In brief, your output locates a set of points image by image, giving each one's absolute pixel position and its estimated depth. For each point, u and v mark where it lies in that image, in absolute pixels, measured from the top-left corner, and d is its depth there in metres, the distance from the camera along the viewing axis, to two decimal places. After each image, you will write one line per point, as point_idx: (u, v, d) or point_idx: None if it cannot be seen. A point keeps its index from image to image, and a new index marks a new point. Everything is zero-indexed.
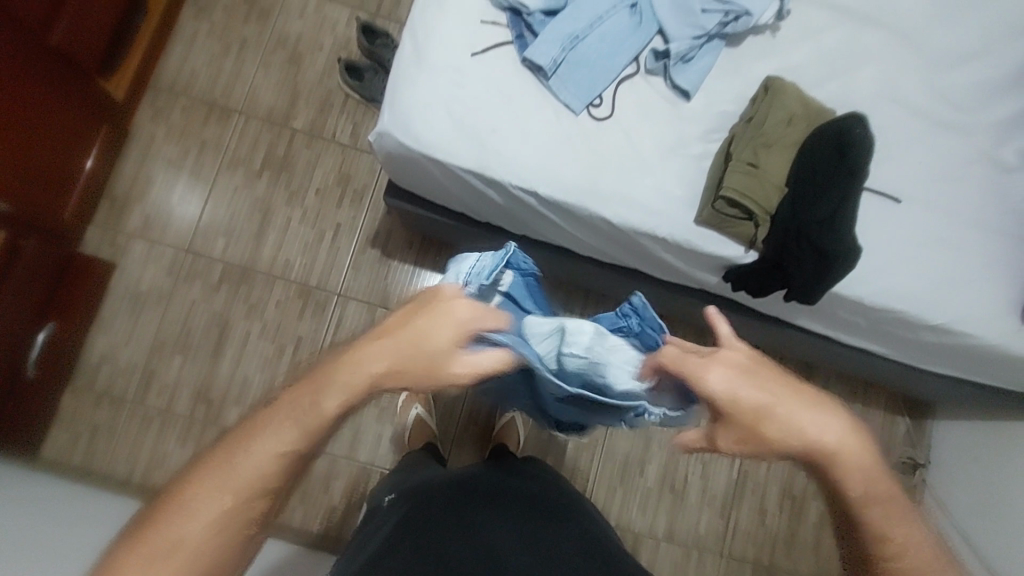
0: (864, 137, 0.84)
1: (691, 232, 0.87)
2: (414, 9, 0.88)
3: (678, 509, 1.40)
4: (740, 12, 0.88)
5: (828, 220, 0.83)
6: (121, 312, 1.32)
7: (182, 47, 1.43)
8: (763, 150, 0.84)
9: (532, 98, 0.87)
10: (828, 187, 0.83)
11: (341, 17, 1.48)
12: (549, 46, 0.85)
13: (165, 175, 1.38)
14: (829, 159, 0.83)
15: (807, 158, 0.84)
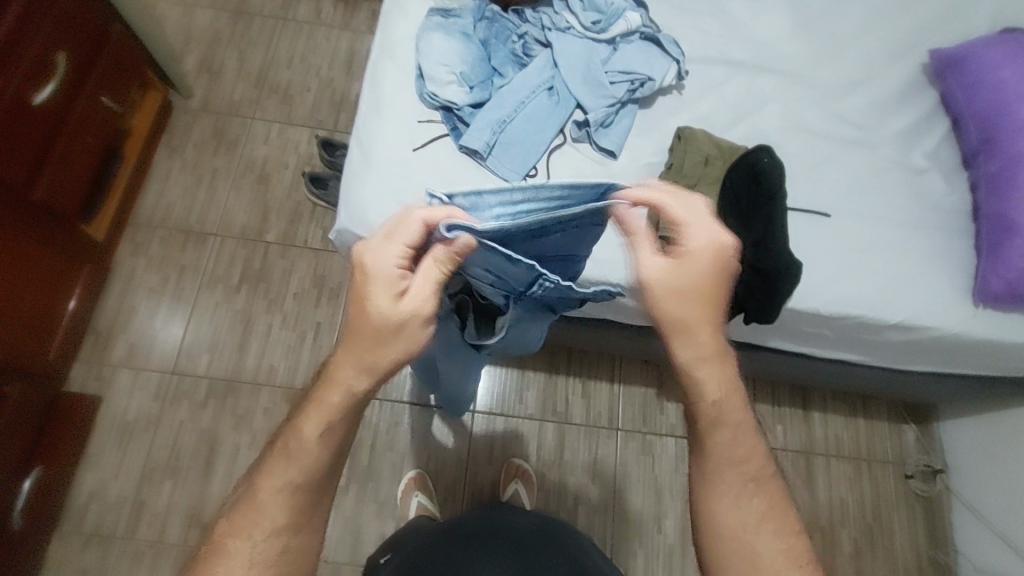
0: (773, 162, 0.88)
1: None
2: (357, 120, 0.97)
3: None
4: (644, 79, 0.99)
5: (759, 242, 0.87)
6: (110, 446, 1.33)
7: (157, 184, 1.55)
8: (688, 191, 0.91)
9: (472, 179, 0.95)
10: (756, 209, 0.88)
11: (303, 137, 1.63)
12: (481, 132, 0.94)
13: (148, 303, 1.45)
14: (747, 188, 0.89)
15: (727, 191, 0.91)
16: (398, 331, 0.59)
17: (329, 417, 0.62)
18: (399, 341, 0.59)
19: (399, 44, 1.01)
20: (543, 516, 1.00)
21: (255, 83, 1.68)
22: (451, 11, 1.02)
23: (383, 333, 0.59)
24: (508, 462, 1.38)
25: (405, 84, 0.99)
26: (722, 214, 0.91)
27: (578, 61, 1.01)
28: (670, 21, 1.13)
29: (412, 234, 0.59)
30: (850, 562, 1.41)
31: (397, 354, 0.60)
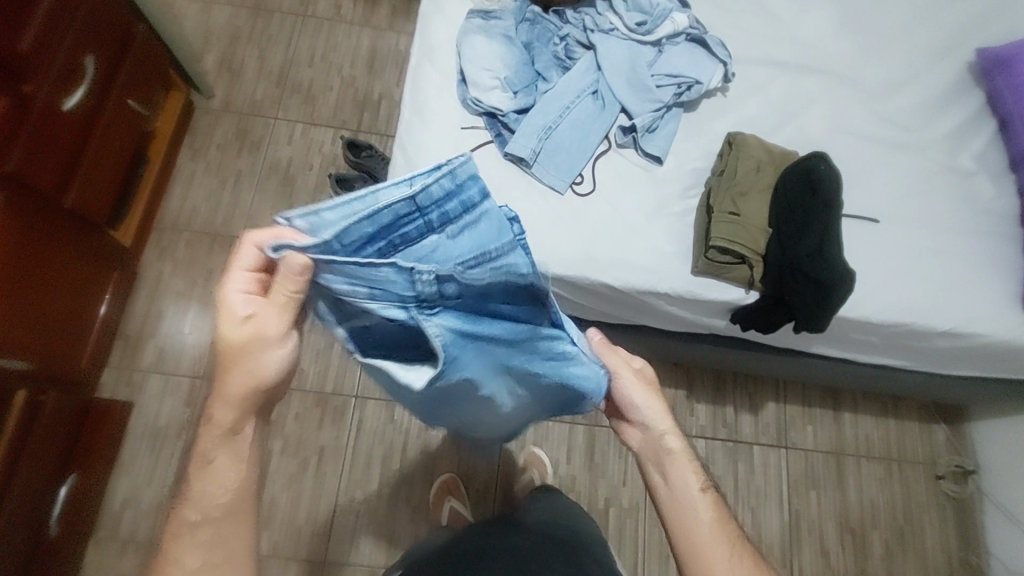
0: (829, 172, 0.88)
1: (688, 282, 0.91)
2: (400, 127, 0.95)
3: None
4: (691, 82, 0.97)
5: (815, 251, 0.85)
6: (143, 453, 1.33)
7: (181, 187, 1.53)
8: (740, 199, 0.89)
9: (518, 187, 0.93)
10: (810, 218, 0.86)
11: (327, 137, 1.62)
12: (526, 139, 0.93)
13: (176, 307, 1.43)
14: (801, 196, 0.88)
15: (780, 198, 0.89)
16: (250, 354, 0.58)
17: (207, 450, 0.61)
18: (246, 365, 0.58)
19: (439, 48, 0.99)
20: (554, 539, 0.97)
21: (276, 82, 1.66)
22: (492, 13, 0.99)
23: (239, 363, 0.58)
24: (528, 451, 1.38)
25: (448, 90, 0.97)
26: (774, 222, 0.89)
27: (623, 64, 0.98)
28: (711, 19, 1.10)
29: (257, 258, 0.57)
30: (881, 564, 1.41)
31: (247, 380, 0.59)
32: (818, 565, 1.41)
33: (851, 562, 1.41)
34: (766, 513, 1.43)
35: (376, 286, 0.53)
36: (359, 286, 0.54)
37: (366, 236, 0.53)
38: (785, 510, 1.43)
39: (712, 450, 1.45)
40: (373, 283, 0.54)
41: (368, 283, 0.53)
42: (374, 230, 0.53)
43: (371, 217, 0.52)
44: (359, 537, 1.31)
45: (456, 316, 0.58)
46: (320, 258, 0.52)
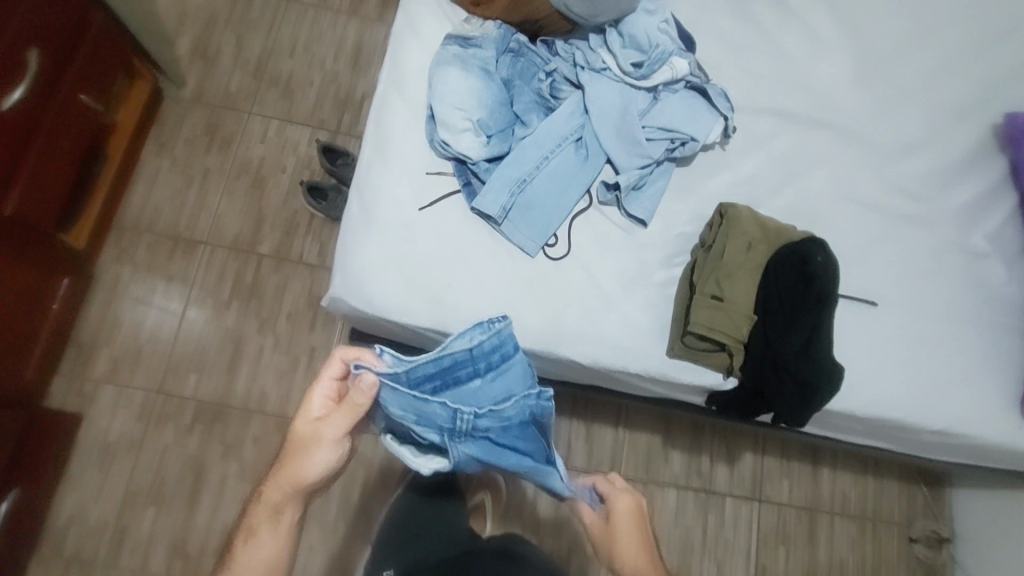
0: (826, 263, 0.80)
1: (665, 364, 0.84)
2: (359, 165, 0.86)
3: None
4: (685, 138, 0.88)
5: (800, 349, 0.78)
6: (92, 469, 1.28)
7: (145, 183, 1.44)
8: (727, 281, 0.80)
9: (484, 246, 0.85)
10: (800, 315, 0.79)
11: (303, 137, 1.52)
12: (496, 192, 0.84)
13: (133, 315, 1.36)
14: (792, 286, 0.80)
15: (771, 284, 0.81)
16: (307, 449, 0.69)
17: (254, 523, 0.70)
18: (298, 460, 0.69)
19: (409, 76, 0.89)
20: None
21: (252, 72, 1.54)
22: (471, 39, 0.89)
23: (297, 456, 0.69)
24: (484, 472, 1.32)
25: (416, 127, 0.87)
26: (762, 310, 0.81)
27: (613, 111, 0.88)
28: (714, 60, 1.00)
29: (340, 371, 0.71)
30: None
31: (294, 471, 0.69)
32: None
33: None
34: (728, 565, 1.39)
35: (426, 417, 0.73)
36: (408, 412, 0.73)
37: (424, 375, 0.73)
38: (749, 562, 1.40)
39: (682, 499, 1.41)
40: (424, 413, 0.73)
41: (413, 409, 0.73)
42: (432, 370, 0.73)
43: (435, 361, 0.73)
44: (310, 567, 1.28)
45: (474, 443, 0.75)
46: (385, 381, 0.71)
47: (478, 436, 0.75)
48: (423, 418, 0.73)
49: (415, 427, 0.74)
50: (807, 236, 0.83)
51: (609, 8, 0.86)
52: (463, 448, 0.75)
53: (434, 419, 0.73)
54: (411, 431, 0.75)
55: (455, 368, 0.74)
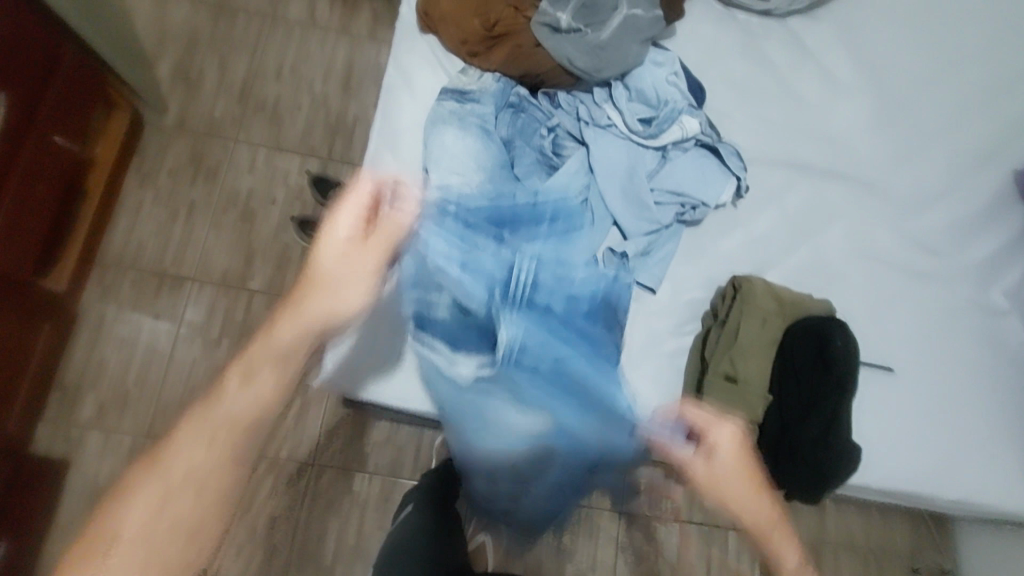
0: (846, 346, 0.77)
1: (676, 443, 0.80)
2: None
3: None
4: (695, 203, 0.84)
5: (818, 436, 0.75)
6: (77, 515, 1.20)
7: (127, 217, 1.38)
8: (739, 361, 0.77)
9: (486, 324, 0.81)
10: (821, 401, 0.75)
11: (293, 165, 1.46)
12: (478, 293, 0.76)
13: (118, 357, 1.30)
14: (809, 368, 0.77)
15: (788, 365, 0.78)
16: (330, 287, 0.68)
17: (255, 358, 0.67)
18: (324, 290, 0.68)
19: (404, 135, 0.84)
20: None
21: (238, 98, 1.48)
22: (468, 94, 0.83)
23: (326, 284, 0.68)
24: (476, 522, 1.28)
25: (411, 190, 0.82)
26: (778, 393, 0.78)
27: (620, 173, 0.84)
28: (724, 109, 0.96)
29: (368, 196, 0.69)
30: None
31: (322, 301, 0.68)
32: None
33: None
34: None
35: (482, 265, 0.77)
36: (463, 265, 0.76)
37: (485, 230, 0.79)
38: None
39: (685, 536, 1.35)
40: (479, 252, 0.77)
41: (466, 257, 0.76)
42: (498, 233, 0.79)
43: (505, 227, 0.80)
44: None
45: (523, 315, 0.76)
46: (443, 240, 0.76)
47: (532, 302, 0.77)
48: (479, 266, 0.77)
49: (464, 344, 0.76)
50: (826, 314, 0.79)
51: (614, 63, 0.83)
52: (515, 337, 0.75)
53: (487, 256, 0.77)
54: (459, 306, 0.76)
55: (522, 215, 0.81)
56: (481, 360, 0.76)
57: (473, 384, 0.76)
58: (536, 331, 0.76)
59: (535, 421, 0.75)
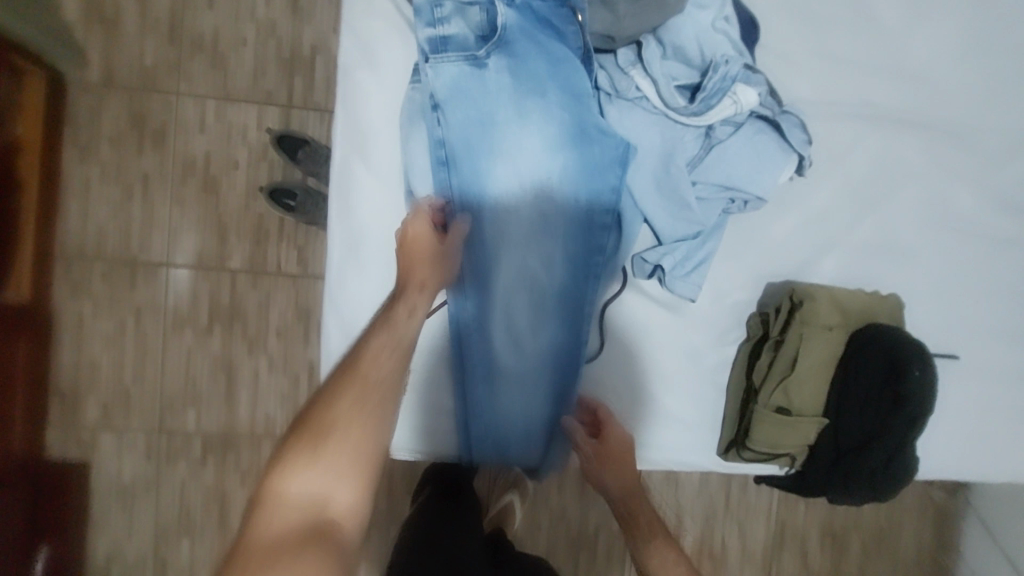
0: (924, 375, 0.68)
1: (703, 454, 0.79)
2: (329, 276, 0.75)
3: (721, 571, 1.39)
4: (749, 198, 0.69)
5: (877, 466, 0.70)
6: (113, 513, 1.24)
7: (78, 202, 1.21)
8: (795, 389, 0.70)
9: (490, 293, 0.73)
10: (886, 432, 0.68)
11: (250, 117, 1.23)
12: (497, 201, 0.70)
13: (109, 356, 1.23)
14: (874, 392, 0.70)
15: (850, 388, 0.70)
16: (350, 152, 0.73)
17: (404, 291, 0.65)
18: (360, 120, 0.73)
19: (376, 141, 0.73)
20: None
21: (169, 36, 1.21)
22: (447, 43, 0.67)
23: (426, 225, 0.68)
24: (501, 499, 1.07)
25: (397, 215, 0.74)
26: (838, 418, 0.71)
27: (652, 160, 0.69)
28: (780, 47, 0.75)
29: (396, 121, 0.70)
30: (857, 561, 1.43)
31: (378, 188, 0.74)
32: (796, 567, 1.41)
33: (830, 563, 1.42)
34: (753, 530, 1.39)
35: (491, 144, 0.69)
36: (476, 141, 0.69)
37: (498, 121, 0.69)
38: (773, 521, 1.40)
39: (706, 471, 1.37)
40: (493, 148, 0.69)
41: (479, 153, 0.69)
42: (516, 129, 0.69)
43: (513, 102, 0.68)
44: None
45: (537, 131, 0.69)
46: (454, 140, 0.69)
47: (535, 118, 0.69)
48: (488, 119, 0.68)
49: (479, 241, 0.71)
50: (902, 332, 0.70)
51: (633, 22, 0.66)
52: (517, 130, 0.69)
53: (500, 155, 0.69)
54: (474, 186, 0.70)
55: (543, 97, 0.68)
56: (499, 252, 0.71)
57: (476, 202, 0.70)
58: (564, 234, 0.71)
59: (556, 341, 0.74)
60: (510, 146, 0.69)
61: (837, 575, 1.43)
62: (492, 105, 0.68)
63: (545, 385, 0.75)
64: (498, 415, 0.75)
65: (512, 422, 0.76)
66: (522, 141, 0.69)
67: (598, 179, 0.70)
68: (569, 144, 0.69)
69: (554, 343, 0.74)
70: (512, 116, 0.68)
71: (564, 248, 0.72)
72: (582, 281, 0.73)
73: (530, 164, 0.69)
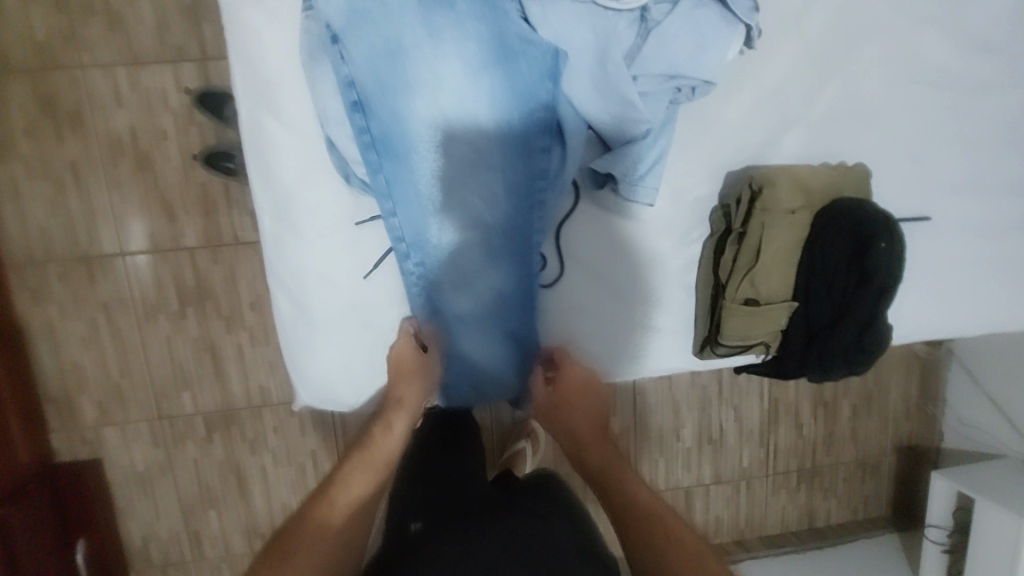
0: (893, 244, 0.66)
1: (675, 359, 0.79)
2: (267, 248, 0.72)
3: (721, 453, 1.46)
4: (696, 83, 0.65)
5: (852, 340, 0.70)
6: (137, 498, 1.29)
7: (11, 203, 1.14)
8: (760, 278, 0.69)
9: (434, 238, 0.68)
10: (855, 305, 0.68)
11: (166, 80, 1.13)
12: (420, 138, 0.64)
13: (89, 355, 1.22)
14: (841, 269, 0.69)
15: (819, 267, 0.69)
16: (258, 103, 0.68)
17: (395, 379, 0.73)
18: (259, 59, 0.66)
19: (283, 90, 0.68)
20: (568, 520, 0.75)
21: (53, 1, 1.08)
22: None
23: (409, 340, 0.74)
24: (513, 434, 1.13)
25: (323, 168, 0.70)
26: (808, 301, 0.70)
27: (586, 58, 0.63)
28: None
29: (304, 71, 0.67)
30: (849, 424, 1.50)
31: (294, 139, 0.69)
32: (793, 438, 1.49)
33: (823, 431, 1.49)
34: (748, 411, 1.45)
35: (405, 75, 0.62)
36: (389, 75, 0.62)
37: (409, 45, 0.62)
38: (766, 402, 1.45)
39: None
40: (407, 79, 0.63)
41: (392, 88, 0.63)
42: (429, 52, 0.62)
43: (422, 21, 0.61)
44: None
45: (450, 52, 0.62)
46: (365, 77, 0.63)
47: (449, 39, 0.62)
48: (396, 48, 0.62)
49: (409, 184, 0.66)
50: (869, 205, 0.68)
51: None
52: (429, 55, 0.62)
53: (416, 84, 0.63)
54: (393, 126, 0.64)
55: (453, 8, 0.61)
56: (432, 194, 0.67)
57: (398, 144, 0.65)
58: (498, 163, 0.66)
59: (511, 277, 0.71)
60: (425, 74, 0.62)
61: (830, 439, 1.50)
62: (399, 28, 0.61)
63: (505, 321, 0.74)
64: (462, 357, 0.75)
65: (479, 362, 0.75)
66: (439, 65, 0.62)
67: (526, 94, 0.64)
68: (489, 60, 0.63)
69: (508, 277, 0.71)
70: (421, 38, 0.61)
71: (499, 179, 0.67)
72: (528, 211, 0.69)
73: (449, 92, 0.63)
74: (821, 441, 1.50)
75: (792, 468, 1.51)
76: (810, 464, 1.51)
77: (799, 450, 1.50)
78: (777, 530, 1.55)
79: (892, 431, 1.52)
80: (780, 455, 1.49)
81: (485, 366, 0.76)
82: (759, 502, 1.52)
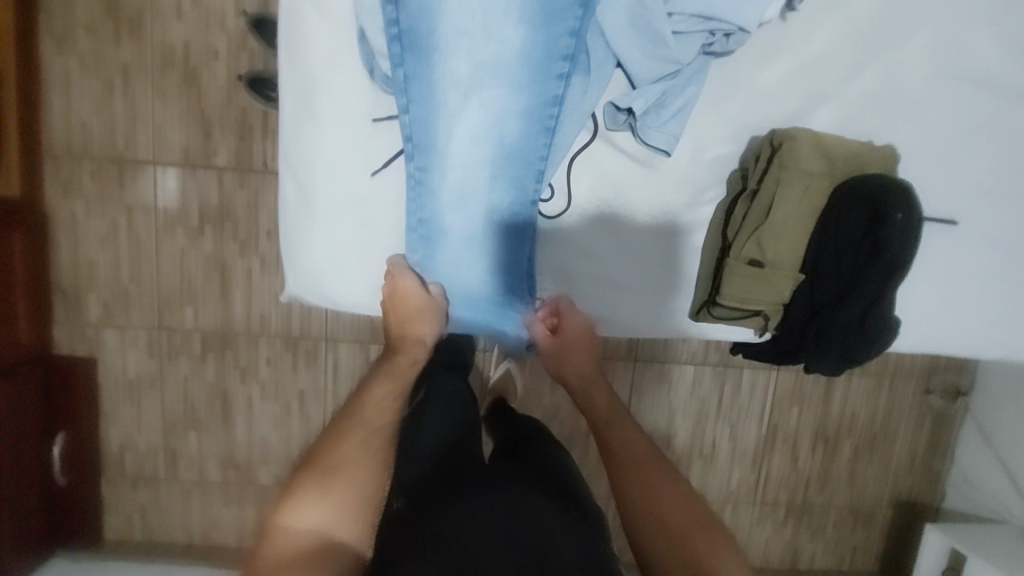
0: (906, 222, 0.68)
1: (658, 322, 0.80)
2: (286, 136, 0.78)
3: (710, 469, 1.42)
4: (731, 29, 0.67)
5: (855, 318, 0.70)
6: (122, 404, 1.31)
7: (61, 96, 1.19)
8: (769, 240, 0.69)
9: (440, 142, 0.70)
10: (862, 282, 0.69)
11: (227, 2, 1.17)
12: (445, 39, 0.66)
13: (105, 254, 1.25)
14: (851, 243, 0.70)
15: (830, 238, 0.70)
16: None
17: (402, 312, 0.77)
18: None
19: None
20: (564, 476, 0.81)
21: None
22: None
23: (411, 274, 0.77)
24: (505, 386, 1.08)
25: (354, 70, 0.75)
26: (816, 269, 0.71)
27: None
28: None
29: None
30: (848, 466, 1.43)
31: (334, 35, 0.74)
32: (787, 468, 1.43)
33: (819, 467, 1.43)
34: (744, 431, 1.40)
35: None
36: None
37: None
38: (764, 426, 1.40)
39: (700, 371, 1.35)
40: None
41: None
42: None
43: None
44: None
45: None
46: None
47: None
48: None
49: (426, 83, 0.68)
50: (891, 182, 0.68)
51: None
52: None
53: None
54: (421, 24, 0.66)
55: None
56: (445, 97, 0.68)
57: (423, 42, 0.66)
58: (514, 77, 0.67)
59: (508, 197, 0.72)
60: None
61: (827, 477, 1.44)
62: None
63: (495, 241, 0.74)
64: (446, 267, 0.76)
65: (461, 280, 0.77)
66: None
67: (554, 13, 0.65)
68: None
69: (505, 197, 0.72)
70: None
71: (512, 94, 0.68)
72: (536, 133, 0.69)
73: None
74: (816, 477, 1.44)
75: (781, 500, 1.44)
76: (802, 499, 1.45)
77: (792, 482, 1.44)
78: (757, 564, 1.49)
79: (894, 481, 1.45)
80: (771, 483, 1.44)
81: (468, 282, 0.77)
82: (743, 530, 1.46)
